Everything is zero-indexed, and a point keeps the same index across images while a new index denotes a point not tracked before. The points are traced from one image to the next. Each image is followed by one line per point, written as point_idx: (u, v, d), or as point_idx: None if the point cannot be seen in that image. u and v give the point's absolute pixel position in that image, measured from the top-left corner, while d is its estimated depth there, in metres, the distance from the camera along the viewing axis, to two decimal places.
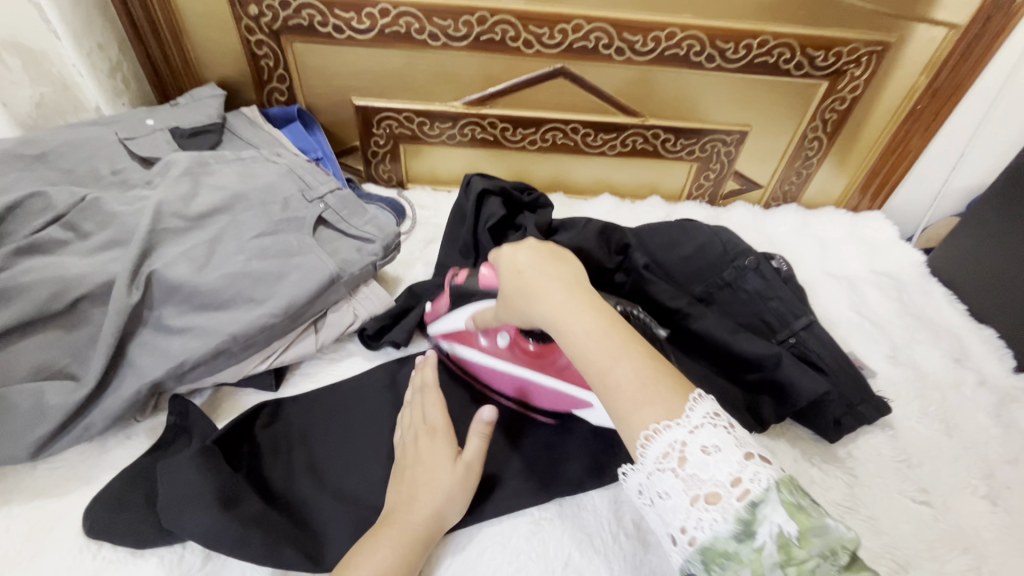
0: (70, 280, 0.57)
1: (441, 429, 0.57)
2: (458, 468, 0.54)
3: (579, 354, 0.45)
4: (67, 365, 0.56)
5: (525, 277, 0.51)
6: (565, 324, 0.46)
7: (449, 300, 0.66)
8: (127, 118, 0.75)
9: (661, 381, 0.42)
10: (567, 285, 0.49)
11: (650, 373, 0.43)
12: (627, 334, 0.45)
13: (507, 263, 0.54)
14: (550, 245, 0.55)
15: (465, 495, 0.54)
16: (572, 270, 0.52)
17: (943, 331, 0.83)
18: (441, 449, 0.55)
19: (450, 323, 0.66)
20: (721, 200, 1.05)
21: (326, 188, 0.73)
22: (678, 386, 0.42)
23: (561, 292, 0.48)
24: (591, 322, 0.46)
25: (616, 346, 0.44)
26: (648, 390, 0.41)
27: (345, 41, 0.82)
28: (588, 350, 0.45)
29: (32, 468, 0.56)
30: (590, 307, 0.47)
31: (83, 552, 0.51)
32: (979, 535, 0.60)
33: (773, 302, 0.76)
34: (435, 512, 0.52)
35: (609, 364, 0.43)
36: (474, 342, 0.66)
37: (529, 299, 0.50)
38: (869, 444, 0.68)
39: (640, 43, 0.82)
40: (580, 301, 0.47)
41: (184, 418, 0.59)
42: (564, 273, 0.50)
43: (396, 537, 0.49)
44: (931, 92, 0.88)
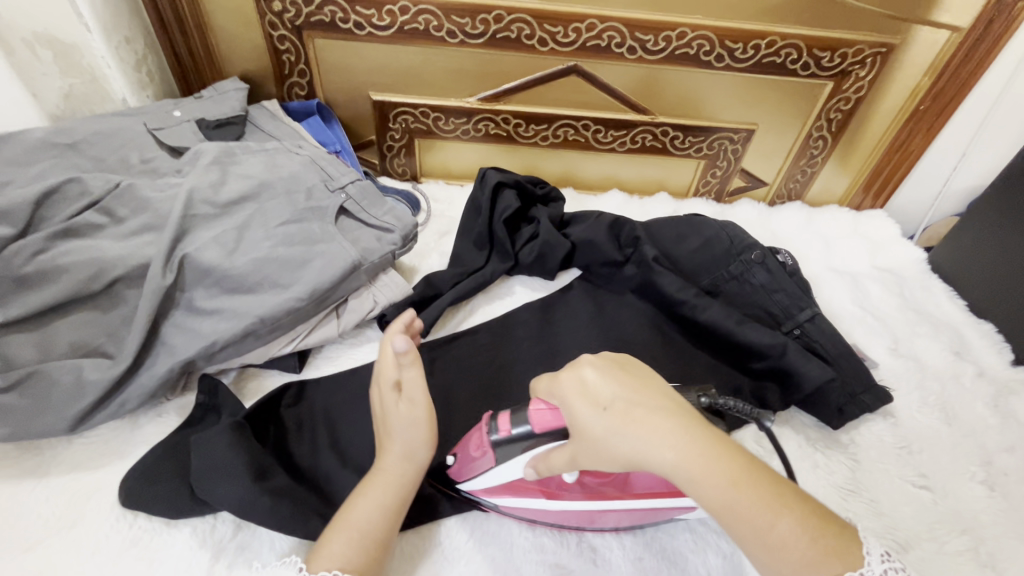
0: (106, 262, 0.59)
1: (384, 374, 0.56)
2: (402, 407, 0.53)
3: (722, 512, 0.39)
4: (104, 344, 0.59)
5: (617, 408, 0.43)
6: (699, 475, 0.39)
7: (490, 456, 0.53)
8: (155, 109, 0.78)
9: (825, 530, 0.39)
10: (680, 422, 0.42)
11: (813, 523, 0.39)
12: (768, 475, 0.41)
13: (574, 390, 0.46)
14: (609, 356, 0.49)
15: (429, 431, 0.54)
16: (657, 388, 0.46)
17: (944, 325, 0.86)
18: (386, 397, 0.53)
19: (500, 478, 0.54)
20: (727, 197, 1.08)
21: (347, 179, 0.75)
22: (833, 526, 0.40)
23: (677, 433, 0.41)
24: (725, 467, 0.40)
25: (767, 500, 0.39)
26: (817, 550, 0.38)
27: (365, 37, 0.85)
28: (732, 506, 0.39)
29: (69, 442, 0.58)
30: (719, 451, 0.40)
31: (120, 521, 0.53)
32: (977, 518, 0.63)
33: (778, 294, 0.79)
34: (403, 454, 0.53)
35: (770, 521, 0.38)
36: (532, 491, 0.55)
37: (641, 442, 0.41)
38: (871, 431, 0.70)
39: (651, 42, 0.85)
40: (701, 439, 0.41)
41: (212, 396, 0.61)
42: (660, 399, 0.44)
43: (375, 489, 0.51)
44: (934, 94, 0.90)
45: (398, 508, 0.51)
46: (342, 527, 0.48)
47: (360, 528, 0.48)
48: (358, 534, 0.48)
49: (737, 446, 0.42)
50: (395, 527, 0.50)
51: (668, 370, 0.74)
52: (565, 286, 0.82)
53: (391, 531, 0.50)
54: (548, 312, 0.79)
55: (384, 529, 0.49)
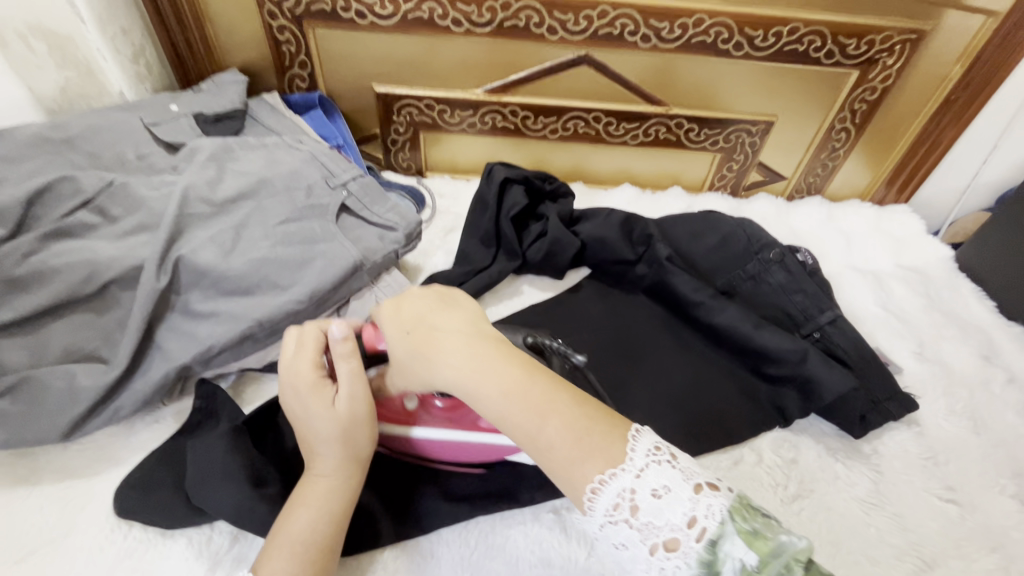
0: (99, 264, 0.57)
1: (303, 367, 0.50)
2: (338, 408, 0.48)
3: (500, 418, 0.45)
4: (97, 348, 0.57)
5: (416, 332, 0.50)
6: (473, 387, 0.45)
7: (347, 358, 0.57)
8: (152, 103, 0.76)
9: (594, 430, 0.43)
10: (464, 342, 0.48)
11: (583, 423, 0.43)
12: (546, 383, 0.46)
13: (397, 322, 0.52)
14: (436, 291, 0.54)
15: (364, 427, 0.50)
16: (467, 318, 0.51)
17: (972, 328, 0.82)
18: (315, 398, 0.49)
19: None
20: (743, 191, 1.04)
21: (348, 175, 0.73)
22: (611, 423, 0.44)
23: (460, 350, 0.47)
24: (501, 378, 0.45)
25: (539, 405, 0.44)
26: (583, 446, 0.42)
27: (368, 26, 0.82)
28: (503, 411, 0.44)
29: (64, 448, 0.57)
30: (497, 364, 0.46)
31: (114, 532, 0.52)
32: (1007, 534, 0.60)
33: (797, 296, 0.75)
34: (338, 460, 0.48)
35: (536, 425, 0.43)
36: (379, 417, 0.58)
37: (428, 360, 0.48)
38: (894, 441, 0.67)
39: (667, 29, 0.81)
40: (483, 355, 0.47)
41: (210, 402, 0.59)
42: (460, 324, 0.50)
43: (312, 500, 0.47)
44: (965, 83, 0.85)
45: (341, 517, 0.48)
46: (283, 542, 0.45)
47: (301, 544, 0.45)
48: (302, 546, 0.45)
49: (516, 360, 0.47)
50: (338, 538, 0.47)
51: (683, 377, 0.70)
52: (574, 286, 0.79)
53: (336, 541, 0.47)
54: (557, 314, 0.76)
55: (329, 538, 0.46)
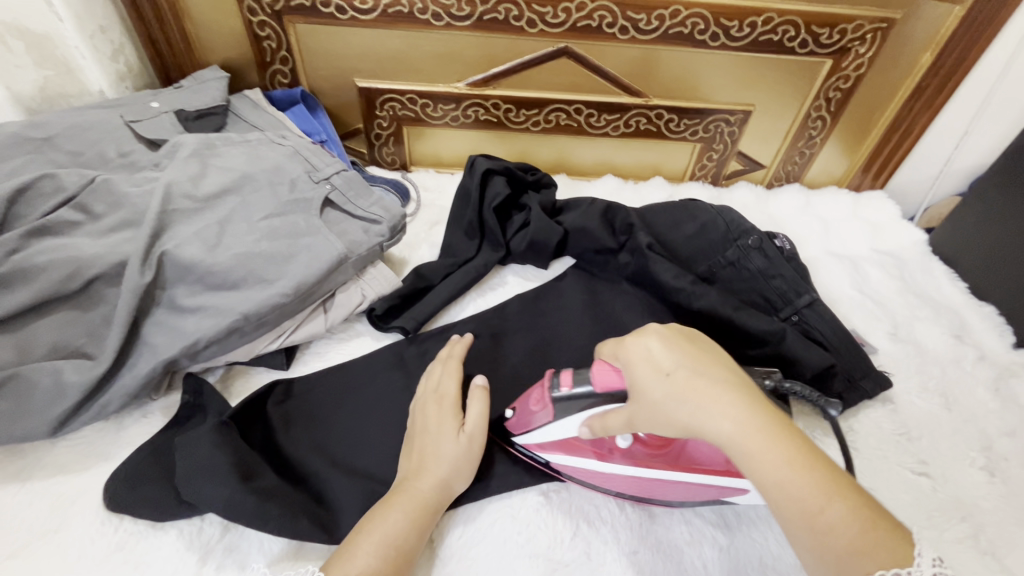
0: (83, 261, 0.58)
1: (451, 396, 0.60)
2: (462, 440, 0.56)
3: (774, 490, 0.40)
4: (83, 345, 0.57)
5: (679, 376, 0.45)
6: (753, 445, 0.41)
7: (548, 410, 0.56)
8: (133, 101, 0.76)
9: (879, 523, 0.38)
10: (739, 398, 0.43)
11: (865, 511, 0.38)
12: (824, 460, 0.41)
13: (636, 356, 0.48)
14: (686, 332, 0.50)
15: (470, 465, 0.56)
16: (730, 370, 0.46)
17: (945, 309, 0.84)
18: (447, 420, 0.57)
19: (555, 435, 0.56)
20: (723, 180, 1.06)
21: (331, 170, 0.73)
22: (885, 518, 0.39)
23: (733, 404, 0.42)
24: (781, 443, 0.41)
25: (817, 481, 0.39)
26: (870, 539, 0.37)
27: (348, 21, 0.82)
28: (784, 483, 0.40)
29: (51, 445, 0.57)
30: (777, 427, 0.42)
31: (105, 525, 0.52)
32: (976, 504, 0.62)
33: (775, 279, 0.77)
34: (440, 478, 0.53)
35: (817, 503, 0.39)
36: (592, 454, 0.56)
37: (699, 410, 0.43)
38: (869, 418, 0.69)
39: (644, 21, 0.82)
40: (761, 420, 0.42)
41: (198, 396, 0.60)
42: (726, 376, 0.45)
43: (405, 503, 0.51)
44: (936, 70, 0.87)
45: (422, 524, 0.51)
46: (368, 534, 0.48)
47: (388, 542, 0.48)
48: (390, 541, 0.48)
49: (793, 428, 0.42)
50: (416, 546, 0.50)
51: None
52: (558, 276, 0.81)
53: (415, 549, 0.50)
54: (541, 303, 0.77)
55: (408, 543, 0.49)
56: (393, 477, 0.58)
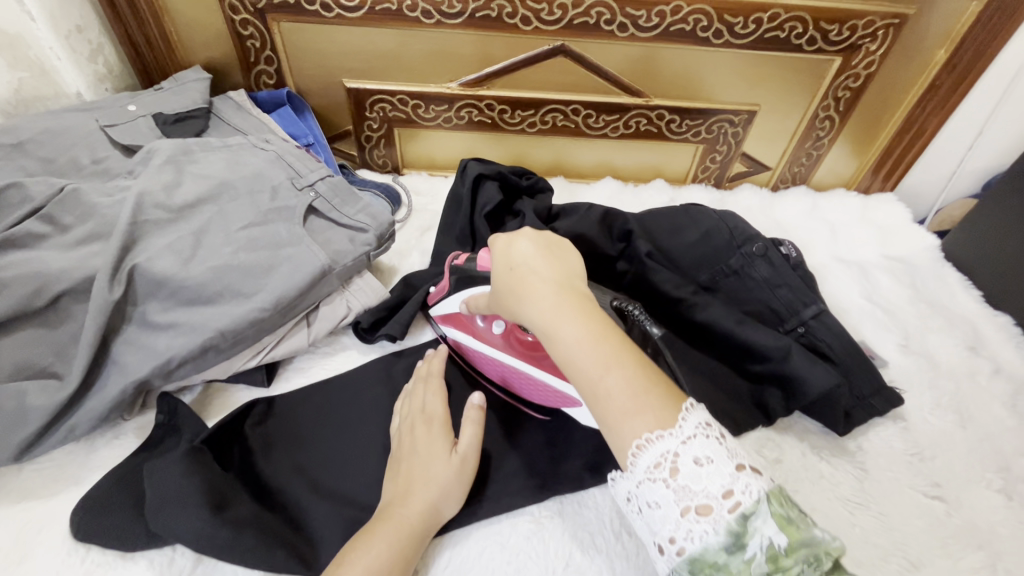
0: (49, 276, 0.55)
1: (440, 418, 0.57)
2: (453, 460, 0.54)
3: (569, 364, 0.42)
4: (50, 364, 0.54)
5: (511, 272, 0.47)
6: (553, 325, 0.43)
7: (448, 281, 0.64)
8: (109, 104, 0.72)
9: (652, 388, 0.40)
10: (555, 286, 0.45)
11: (641, 381, 0.40)
12: (617, 337, 0.43)
13: (500, 254, 0.50)
14: (547, 237, 0.51)
15: (461, 488, 0.53)
16: (565, 267, 0.48)
17: (958, 319, 0.81)
18: (437, 441, 0.55)
19: (446, 306, 0.64)
20: (727, 182, 1.02)
21: (316, 176, 0.70)
22: (666, 389, 0.40)
23: (548, 289, 0.45)
24: (582, 325, 0.42)
25: (605, 354, 0.41)
26: (639, 402, 0.39)
27: (334, 20, 0.79)
28: (576, 357, 0.41)
29: (18, 469, 0.54)
30: (582, 312, 0.43)
31: (71, 556, 0.49)
32: (993, 531, 0.59)
33: (781, 290, 0.73)
34: (428, 502, 0.51)
35: (599, 373, 0.40)
36: (469, 328, 0.63)
37: (518, 295, 0.46)
38: (880, 437, 0.65)
39: (644, 18, 0.78)
40: (568, 302, 0.44)
41: (172, 416, 0.57)
42: (555, 269, 0.46)
43: (392, 534, 0.48)
44: (950, 68, 0.83)
45: (409, 554, 0.48)
46: (352, 565, 0.45)
47: None
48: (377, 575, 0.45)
49: (599, 314, 0.44)
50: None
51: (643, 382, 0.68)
52: None
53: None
54: None
55: (394, 572, 0.46)
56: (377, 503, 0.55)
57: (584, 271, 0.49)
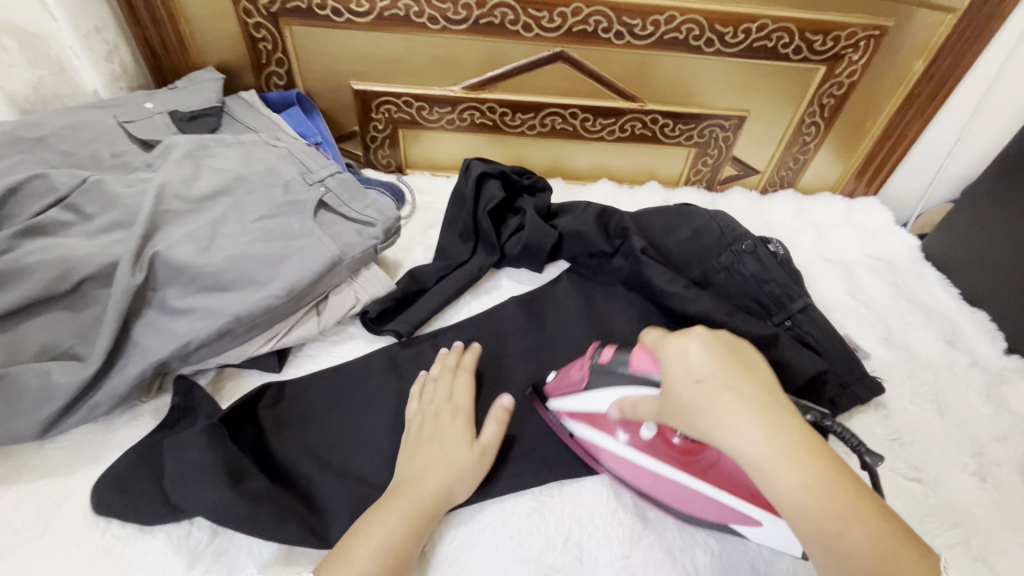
0: (74, 261, 0.57)
1: (465, 410, 0.61)
2: (473, 453, 0.57)
3: (786, 508, 0.40)
4: (73, 346, 0.57)
5: (703, 385, 0.44)
6: (773, 472, 0.40)
7: (584, 377, 0.59)
8: (127, 101, 0.75)
9: (893, 550, 0.38)
10: (766, 416, 0.41)
11: (881, 543, 0.38)
12: (848, 478, 0.40)
13: (675, 361, 0.47)
14: (724, 336, 0.48)
15: (476, 477, 0.56)
16: (763, 382, 0.45)
17: (937, 314, 0.85)
18: (459, 432, 0.58)
19: (583, 404, 0.59)
20: (719, 185, 1.06)
21: (326, 172, 0.73)
22: (903, 546, 0.39)
23: (761, 424, 0.41)
24: (802, 470, 0.40)
25: (840, 508, 0.39)
26: (884, 570, 0.38)
27: (344, 24, 0.82)
28: (804, 505, 0.39)
29: (40, 447, 0.57)
30: (806, 454, 0.40)
31: (93, 528, 0.52)
32: (968, 510, 0.62)
33: (769, 284, 0.77)
34: (442, 484, 0.53)
35: (832, 524, 0.39)
36: (608, 433, 0.58)
37: (720, 422, 0.42)
38: (862, 424, 0.69)
39: (639, 26, 0.82)
40: (789, 437, 0.41)
41: (189, 398, 0.60)
42: (758, 390, 0.43)
43: (404, 508, 0.51)
44: (927, 77, 0.88)
45: (419, 530, 0.51)
46: (365, 539, 0.48)
47: (385, 548, 0.48)
48: (386, 544, 0.48)
49: (825, 454, 0.41)
50: (413, 551, 0.50)
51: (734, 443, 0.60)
52: (553, 279, 0.81)
53: (410, 553, 0.49)
54: (534, 306, 0.77)
55: (405, 546, 0.49)
56: (386, 482, 0.58)
57: (779, 386, 0.46)
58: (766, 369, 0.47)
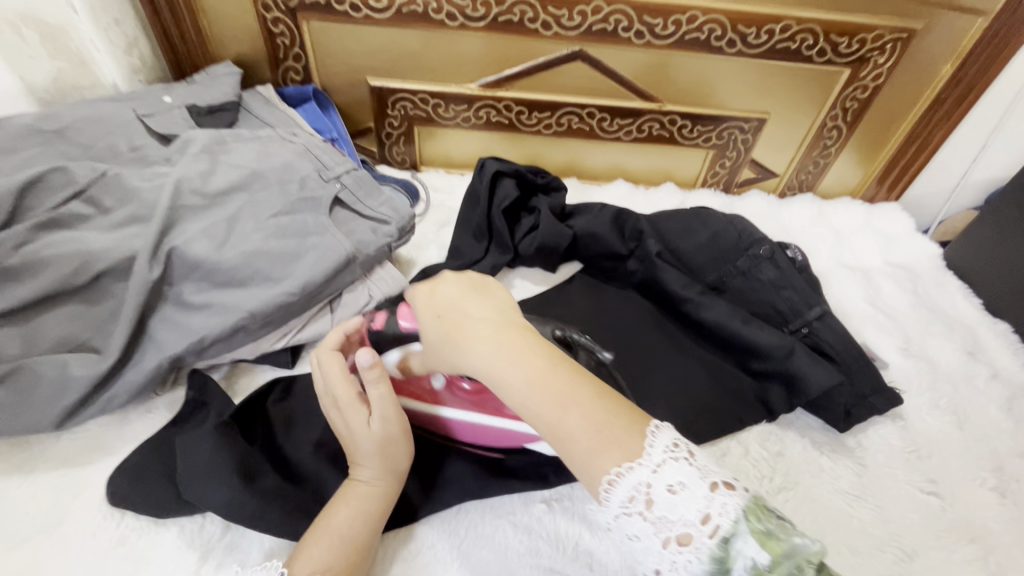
0: (92, 254, 0.58)
1: (342, 391, 0.52)
2: (375, 428, 0.51)
3: (523, 409, 0.42)
4: (89, 338, 0.57)
5: (446, 318, 0.47)
6: (498, 374, 0.43)
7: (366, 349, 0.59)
8: (145, 94, 0.76)
9: (614, 423, 0.41)
10: (495, 330, 0.45)
11: (600, 416, 0.41)
12: (570, 372, 0.43)
13: (428, 306, 0.49)
14: (470, 276, 0.52)
15: (400, 448, 0.52)
16: (495, 301, 0.48)
17: (958, 324, 0.83)
18: (354, 418, 0.51)
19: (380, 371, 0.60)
20: (735, 188, 1.05)
21: (342, 168, 0.73)
22: (630, 418, 0.42)
23: (491, 338, 0.44)
24: (527, 368, 0.42)
25: (561, 395, 0.41)
26: (604, 439, 0.40)
27: (362, 20, 0.82)
28: (531, 403, 0.42)
29: (56, 438, 0.57)
30: (533, 352, 0.43)
31: (106, 520, 0.52)
32: (986, 526, 0.61)
33: (786, 291, 0.75)
34: (382, 469, 0.52)
35: (557, 417, 0.41)
36: (406, 392, 0.60)
37: (457, 347, 0.45)
38: (880, 435, 0.68)
39: (660, 26, 0.81)
40: (510, 343, 0.44)
41: (202, 392, 0.60)
42: (490, 311, 0.47)
43: (352, 499, 0.50)
44: (955, 82, 0.86)
45: (374, 521, 0.50)
46: (322, 533, 0.48)
47: (336, 535, 0.48)
48: (338, 538, 0.48)
49: (547, 350, 0.44)
50: (372, 538, 0.50)
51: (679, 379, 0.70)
52: (566, 281, 0.80)
53: (369, 539, 0.49)
54: (547, 309, 0.76)
55: (364, 537, 0.49)
56: None
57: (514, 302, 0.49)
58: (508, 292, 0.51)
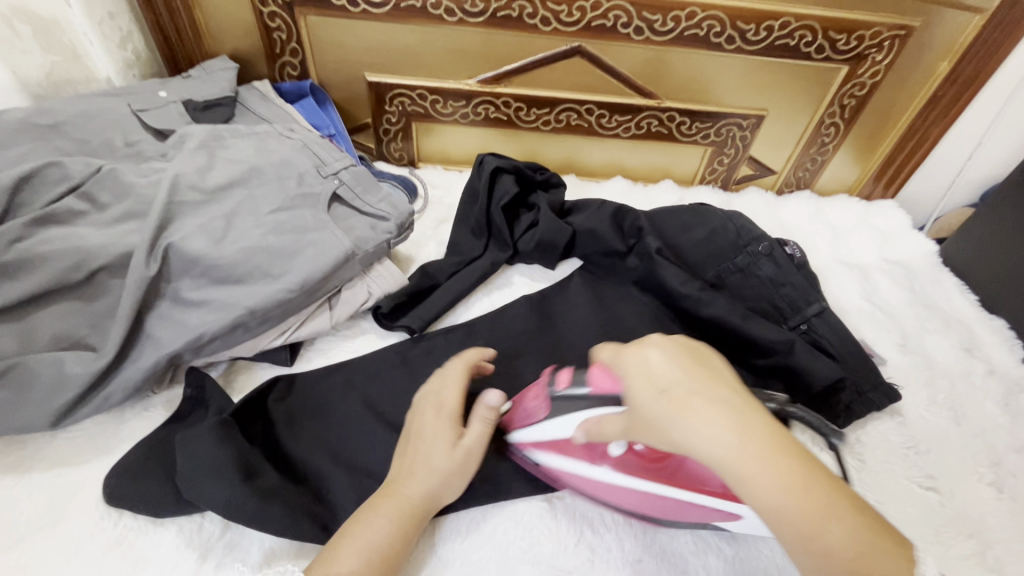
0: (88, 250, 0.57)
1: (450, 407, 0.55)
2: (455, 454, 0.52)
3: (769, 514, 0.35)
4: (86, 336, 0.57)
5: (670, 394, 0.39)
6: (747, 472, 0.35)
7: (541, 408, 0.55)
8: (141, 89, 0.75)
9: (880, 544, 0.35)
10: (733, 416, 0.37)
11: (867, 532, 0.35)
12: (827, 475, 0.36)
13: (633, 368, 0.42)
14: (679, 340, 0.43)
15: (461, 479, 0.53)
16: (717, 374, 0.41)
17: (954, 320, 0.84)
18: (442, 432, 0.53)
19: (544, 428, 0.54)
20: (733, 185, 1.05)
21: (340, 164, 0.72)
22: (891, 540, 0.35)
23: (734, 428, 0.36)
24: (778, 469, 0.35)
25: (823, 506, 0.35)
26: (871, 564, 0.34)
27: (359, 15, 0.81)
28: (781, 509, 0.35)
29: (52, 436, 0.57)
30: (780, 448, 0.36)
31: (103, 519, 0.52)
32: (983, 521, 0.61)
33: (785, 287, 0.76)
34: (431, 489, 0.51)
35: (815, 530, 0.34)
36: (569, 452, 0.53)
37: (686, 431, 0.37)
38: (878, 431, 0.68)
39: (659, 22, 0.81)
40: (759, 435, 0.36)
41: (200, 390, 0.60)
42: (721, 390, 0.39)
43: (389, 510, 0.49)
44: (952, 79, 0.86)
45: (404, 533, 0.49)
46: (353, 540, 0.46)
47: (369, 547, 0.46)
48: (368, 546, 0.46)
49: (794, 443, 0.37)
50: (399, 553, 0.48)
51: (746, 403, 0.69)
52: (565, 278, 0.80)
53: (399, 554, 0.48)
54: (547, 305, 0.76)
55: (392, 546, 0.47)
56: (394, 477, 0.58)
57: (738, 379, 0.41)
58: (725, 365, 0.43)
